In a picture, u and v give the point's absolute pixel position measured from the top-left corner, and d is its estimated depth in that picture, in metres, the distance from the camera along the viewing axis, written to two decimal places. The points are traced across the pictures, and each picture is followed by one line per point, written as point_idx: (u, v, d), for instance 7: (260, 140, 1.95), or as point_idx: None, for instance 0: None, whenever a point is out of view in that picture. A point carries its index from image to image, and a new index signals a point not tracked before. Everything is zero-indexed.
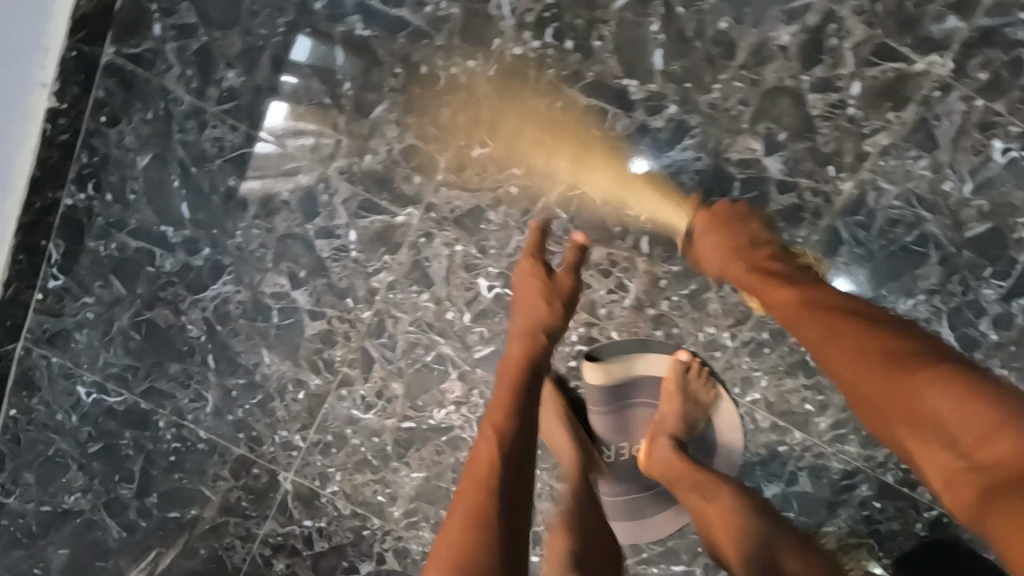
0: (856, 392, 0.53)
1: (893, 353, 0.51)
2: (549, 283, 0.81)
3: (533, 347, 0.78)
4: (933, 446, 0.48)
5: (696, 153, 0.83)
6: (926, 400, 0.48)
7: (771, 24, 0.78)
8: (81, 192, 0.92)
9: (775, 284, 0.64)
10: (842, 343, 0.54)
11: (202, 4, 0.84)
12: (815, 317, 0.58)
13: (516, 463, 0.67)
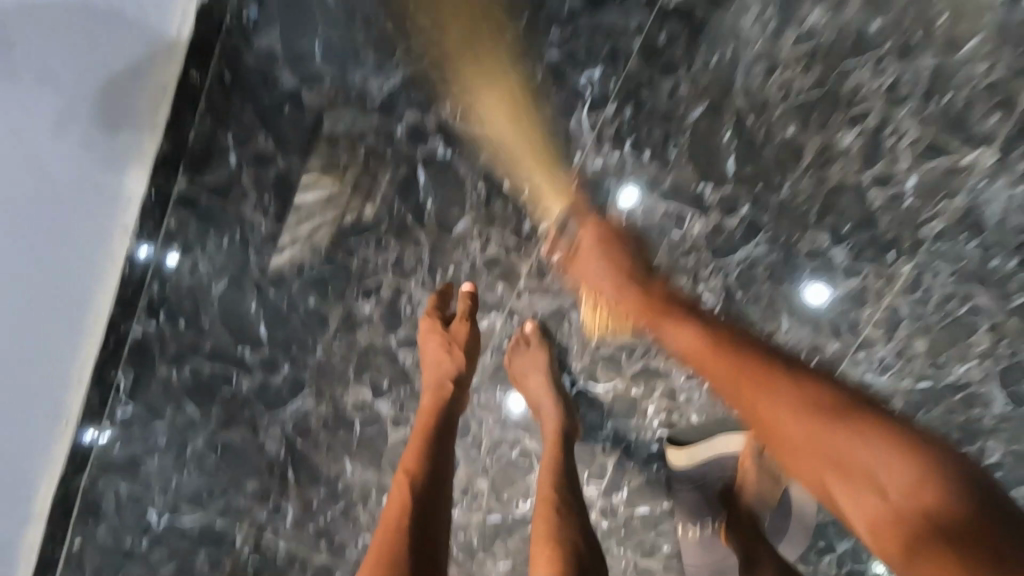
0: (836, 467, 0.54)
1: (885, 446, 0.52)
2: (448, 335, 0.85)
3: (439, 394, 0.85)
4: (931, 528, 0.48)
5: (767, 248, 0.88)
6: (899, 471, 0.51)
7: (834, 128, 0.83)
8: (152, 321, 0.89)
9: (740, 357, 0.62)
10: (838, 437, 0.54)
11: (278, 131, 0.83)
12: (806, 409, 0.56)
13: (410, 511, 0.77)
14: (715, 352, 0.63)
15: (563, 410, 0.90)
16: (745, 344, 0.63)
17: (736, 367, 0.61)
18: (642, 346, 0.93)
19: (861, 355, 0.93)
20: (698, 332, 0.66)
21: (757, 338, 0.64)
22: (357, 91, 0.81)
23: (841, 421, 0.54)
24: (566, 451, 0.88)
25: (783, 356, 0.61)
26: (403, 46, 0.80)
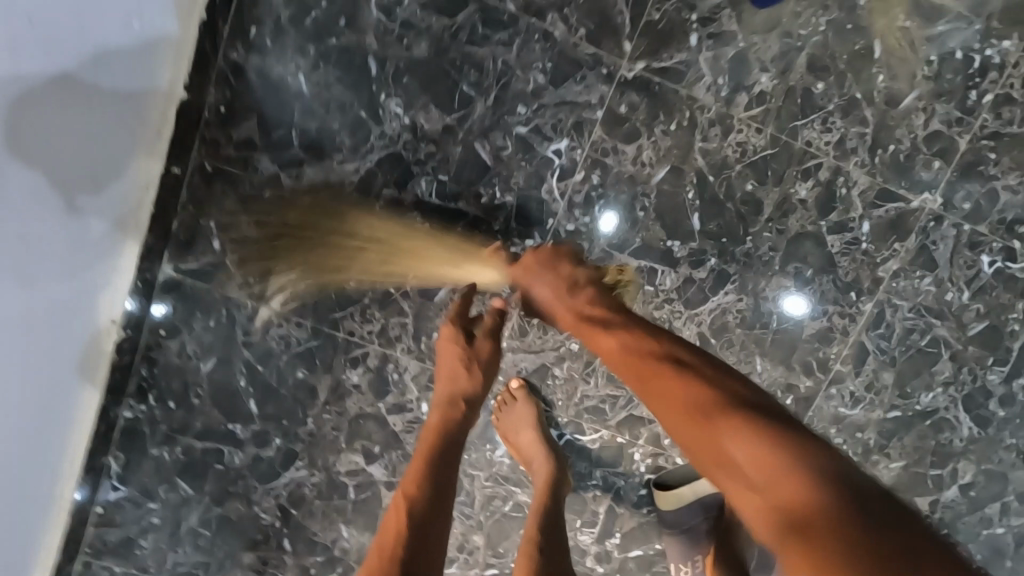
0: (716, 461, 0.56)
1: (763, 445, 0.54)
2: (469, 350, 0.83)
3: (452, 417, 0.83)
4: (749, 488, 0.54)
5: (737, 295, 0.92)
6: (752, 449, 0.54)
7: (790, 182, 0.88)
8: (142, 404, 0.90)
9: (638, 357, 0.66)
10: (718, 437, 0.56)
11: (257, 214, 0.85)
12: (678, 408, 0.60)
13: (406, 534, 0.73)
14: (626, 359, 0.67)
15: (555, 464, 0.91)
16: (651, 348, 0.66)
17: (639, 370, 0.65)
18: (624, 396, 0.96)
19: (833, 390, 0.98)
20: (608, 339, 0.69)
21: (667, 342, 0.67)
22: (335, 172, 0.85)
23: (716, 427, 0.57)
24: (556, 504, 0.89)
25: (682, 354, 0.65)
26: (376, 129, 0.84)
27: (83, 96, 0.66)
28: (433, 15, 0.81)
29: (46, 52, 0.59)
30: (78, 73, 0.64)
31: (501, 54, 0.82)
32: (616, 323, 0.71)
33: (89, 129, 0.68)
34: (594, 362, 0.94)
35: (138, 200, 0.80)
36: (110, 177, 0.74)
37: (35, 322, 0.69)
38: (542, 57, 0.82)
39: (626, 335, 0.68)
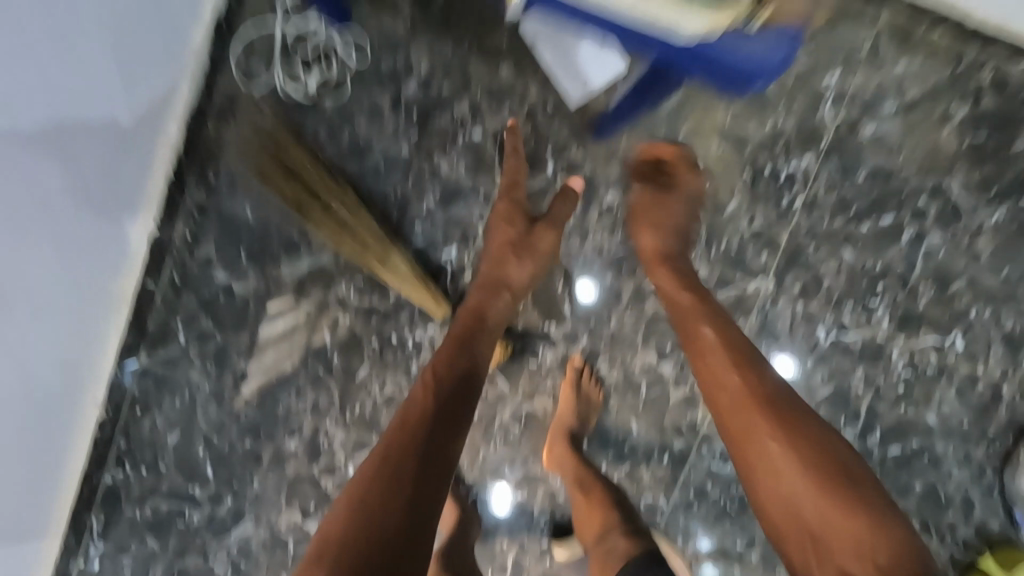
0: (799, 517, 0.73)
1: (887, 533, 0.69)
2: (523, 234, 0.97)
3: (493, 307, 0.92)
4: (845, 549, 0.69)
5: (609, 369, 1.10)
6: (860, 529, 0.69)
7: (642, 273, 1.08)
8: (119, 470, 1.10)
9: (774, 407, 0.80)
10: (832, 499, 0.71)
11: (215, 314, 1.08)
12: (810, 467, 0.74)
13: (387, 486, 0.69)
14: (739, 398, 0.81)
15: (457, 508, 1.08)
16: (780, 411, 0.79)
17: (763, 423, 0.79)
18: (520, 457, 1.12)
19: (704, 448, 1.12)
20: (731, 372, 0.83)
21: (785, 389, 0.83)
22: (275, 278, 1.08)
23: (832, 491, 0.72)
24: (458, 535, 1.07)
25: (804, 417, 0.79)
26: (306, 246, 1.07)
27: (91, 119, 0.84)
28: (346, 160, 1.05)
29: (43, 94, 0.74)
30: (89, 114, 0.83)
31: (400, 186, 1.06)
32: (745, 351, 0.85)
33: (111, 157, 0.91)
34: (492, 427, 1.12)
35: (119, 303, 1.03)
36: (129, 196, 0.98)
37: (63, 316, 0.90)
38: (431, 187, 1.06)
39: (753, 387, 0.81)
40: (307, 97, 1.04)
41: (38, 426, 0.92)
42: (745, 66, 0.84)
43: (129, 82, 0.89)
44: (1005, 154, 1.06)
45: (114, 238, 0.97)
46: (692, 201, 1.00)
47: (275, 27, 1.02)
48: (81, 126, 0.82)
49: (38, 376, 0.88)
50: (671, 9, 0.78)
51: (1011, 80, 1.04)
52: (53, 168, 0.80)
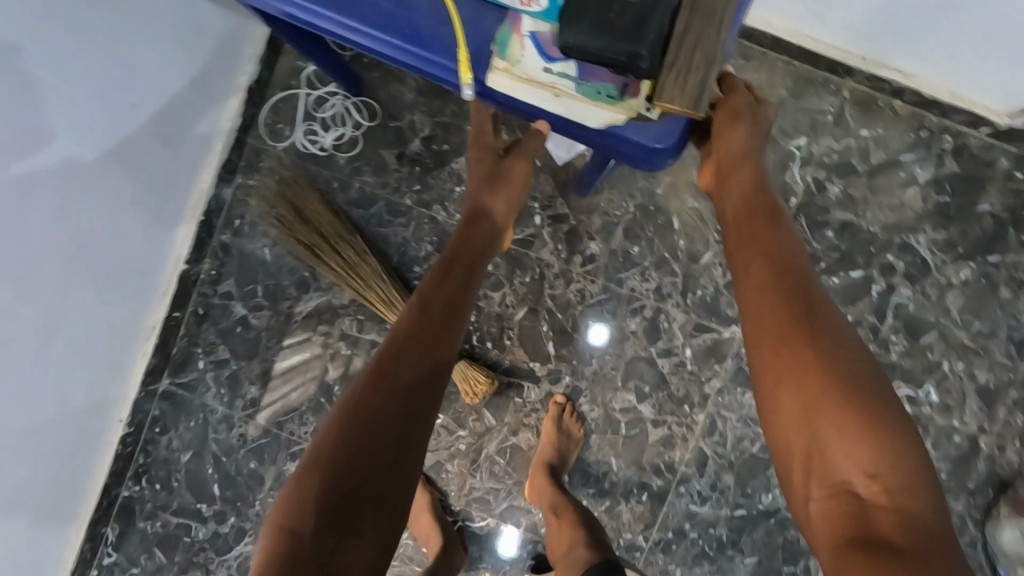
0: (805, 426, 0.60)
1: (904, 460, 0.56)
2: (498, 165, 0.96)
3: (474, 238, 0.92)
4: (843, 462, 0.57)
5: (590, 406, 1.17)
6: (876, 450, 0.56)
7: (621, 317, 1.16)
8: (136, 485, 1.20)
9: (797, 310, 0.66)
10: (849, 408, 0.58)
11: (232, 343, 1.19)
12: (825, 375, 0.61)
13: (375, 396, 0.73)
14: (766, 295, 0.68)
15: (444, 531, 1.13)
16: (807, 315, 0.65)
17: (784, 327, 0.65)
18: (504, 489, 1.18)
19: (681, 488, 1.16)
20: (758, 264, 0.71)
21: (819, 290, 0.69)
22: (286, 313, 1.19)
23: (851, 401, 0.59)
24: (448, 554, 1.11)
25: (834, 327, 0.65)
26: (315, 284, 1.18)
27: (150, 144, 1.01)
28: (354, 208, 1.17)
29: (109, 122, 0.92)
30: (148, 140, 1.00)
31: (401, 233, 1.17)
32: (778, 244, 0.72)
33: (167, 177, 1.07)
34: (478, 458, 1.18)
35: (146, 330, 1.15)
36: (178, 213, 1.13)
37: (112, 318, 1.05)
38: (429, 234, 1.17)
39: (781, 294, 0.67)
40: (322, 149, 1.17)
41: (65, 434, 1.03)
42: (640, 157, 0.73)
43: (184, 118, 1.06)
44: (968, 214, 1.12)
45: (163, 250, 1.12)
46: (759, 128, 0.82)
47: (300, 89, 1.17)
48: (140, 150, 0.99)
49: (83, 372, 1.02)
50: (577, 105, 0.70)
51: (971, 146, 1.11)
52: (117, 184, 0.97)
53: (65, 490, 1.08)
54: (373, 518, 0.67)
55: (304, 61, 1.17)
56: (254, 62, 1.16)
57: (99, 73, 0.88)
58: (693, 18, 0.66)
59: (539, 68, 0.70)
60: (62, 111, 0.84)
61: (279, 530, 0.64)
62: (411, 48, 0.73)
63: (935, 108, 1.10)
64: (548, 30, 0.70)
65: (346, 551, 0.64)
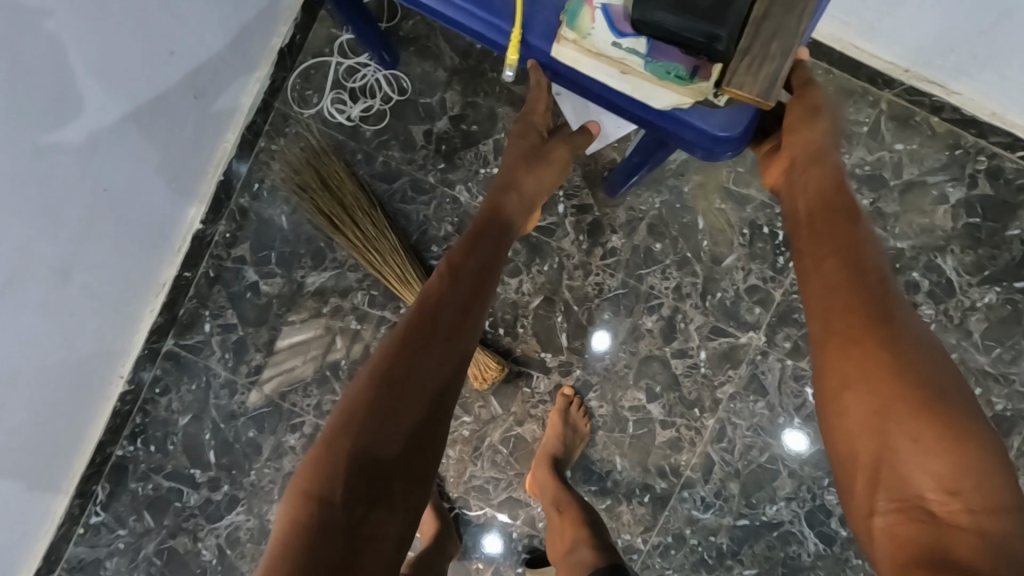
0: (872, 433, 0.58)
1: (986, 474, 0.53)
2: (539, 148, 0.93)
3: (506, 211, 0.89)
4: (916, 476, 0.55)
5: (599, 403, 1.15)
6: (954, 463, 0.53)
7: (638, 314, 1.14)
8: (131, 445, 1.18)
9: (869, 312, 0.62)
10: (926, 421, 0.55)
11: (241, 309, 1.17)
12: (900, 384, 0.58)
13: (404, 362, 0.72)
14: (838, 294, 0.64)
15: (439, 518, 1.11)
16: (881, 318, 0.62)
17: (853, 329, 0.62)
18: (505, 479, 1.16)
19: (685, 493, 1.14)
20: (832, 260, 0.67)
21: (897, 293, 0.65)
22: (298, 282, 1.17)
23: (929, 412, 0.56)
24: (438, 540, 1.08)
25: (909, 331, 0.62)
26: (331, 255, 1.17)
27: (183, 96, 0.98)
28: (376, 181, 1.16)
29: (143, 72, 0.89)
30: (181, 91, 0.97)
31: (422, 210, 1.15)
32: (853, 241, 0.68)
33: (195, 131, 1.05)
34: (481, 446, 1.16)
35: (156, 286, 1.12)
36: (201, 170, 1.10)
37: (123, 269, 1.03)
38: (450, 214, 1.15)
39: (852, 293, 0.64)
40: (349, 120, 1.16)
41: (65, 383, 1.00)
42: (700, 144, 0.73)
43: (217, 72, 1.03)
44: (998, 238, 1.10)
45: (182, 206, 1.10)
46: (836, 132, 0.79)
47: (332, 57, 1.16)
48: (173, 102, 0.97)
49: (89, 321, 0.99)
50: (643, 84, 0.70)
51: (1006, 169, 1.10)
52: (146, 135, 0.95)
53: (58, 444, 1.06)
54: (401, 490, 0.68)
55: (339, 29, 1.16)
56: (290, 24, 1.14)
57: (136, 15, 0.85)
58: (776, 6, 0.65)
59: (608, 42, 0.69)
60: (94, 56, 0.82)
61: (305, 498, 0.64)
62: (480, 14, 0.74)
63: (973, 128, 1.09)
64: (621, 5, 0.68)
65: (373, 523, 0.65)
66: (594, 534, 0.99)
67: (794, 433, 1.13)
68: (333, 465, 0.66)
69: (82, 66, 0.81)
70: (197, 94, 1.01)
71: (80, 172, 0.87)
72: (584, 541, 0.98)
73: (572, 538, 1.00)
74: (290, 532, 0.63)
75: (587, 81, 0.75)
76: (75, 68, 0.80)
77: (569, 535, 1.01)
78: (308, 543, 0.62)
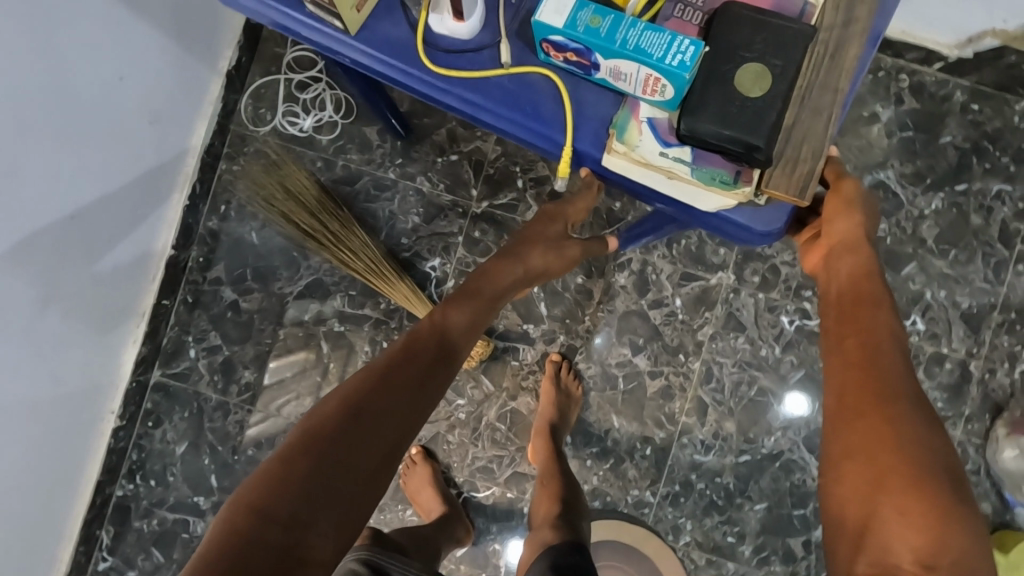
0: (867, 499, 0.56)
1: (969, 559, 0.50)
2: (556, 234, 0.96)
3: (502, 275, 0.90)
4: (903, 547, 0.52)
5: (587, 364, 1.17)
6: (940, 540, 0.51)
7: (611, 273, 1.17)
8: (130, 483, 1.17)
9: (882, 385, 0.61)
10: (918, 495, 0.53)
11: (224, 330, 1.19)
12: (899, 454, 0.56)
13: (370, 405, 0.69)
14: (854, 365, 0.63)
15: (441, 500, 1.11)
16: (896, 392, 0.60)
17: (862, 396, 0.60)
18: (508, 455, 1.17)
19: (684, 439, 1.16)
20: (854, 341, 0.66)
21: (914, 375, 0.62)
22: (277, 295, 1.19)
23: (922, 488, 0.53)
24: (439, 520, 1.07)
25: (922, 410, 0.59)
26: (305, 264, 1.19)
27: (137, 121, 1.01)
28: (340, 185, 1.19)
29: (96, 101, 0.93)
30: (134, 116, 1.00)
31: (387, 206, 1.19)
32: (874, 323, 0.66)
33: (156, 155, 1.07)
34: (479, 427, 1.17)
35: (136, 315, 1.13)
36: (168, 195, 1.13)
37: (102, 294, 1.04)
38: (415, 205, 1.19)
39: (869, 367, 0.62)
40: (302, 131, 1.20)
41: (49, 422, 0.99)
42: (743, 237, 0.71)
43: (169, 97, 1.06)
44: (933, 147, 1.16)
45: (153, 233, 1.12)
46: (871, 220, 0.76)
47: (281, 74, 1.20)
48: (129, 127, 1.00)
49: (71, 347, 1.00)
50: (689, 189, 0.68)
51: (927, 83, 1.17)
52: (108, 161, 0.98)
53: (54, 489, 1.05)
54: (335, 522, 0.62)
55: (283, 48, 1.21)
56: (235, 47, 1.17)
57: (71, 60, 0.87)
58: (803, 111, 0.66)
59: (655, 152, 0.67)
60: (41, 105, 0.84)
61: (251, 508, 0.59)
62: (531, 125, 0.71)
63: (889, 49, 1.16)
64: (666, 117, 0.67)
65: (309, 543, 0.59)
66: (559, 510, 0.99)
67: (795, 395, 1.16)
68: (284, 482, 0.61)
69: (32, 113, 0.83)
70: (152, 118, 1.04)
71: (44, 224, 0.89)
72: (549, 517, 0.98)
73: (541, 516, 1.00)
74: (227, 533, 0.57)
75: (635, 184, 0.72)
76: (29, 110, 0.83)
77: (541, 509, 1.01)
78: (239, 562, 0.55)
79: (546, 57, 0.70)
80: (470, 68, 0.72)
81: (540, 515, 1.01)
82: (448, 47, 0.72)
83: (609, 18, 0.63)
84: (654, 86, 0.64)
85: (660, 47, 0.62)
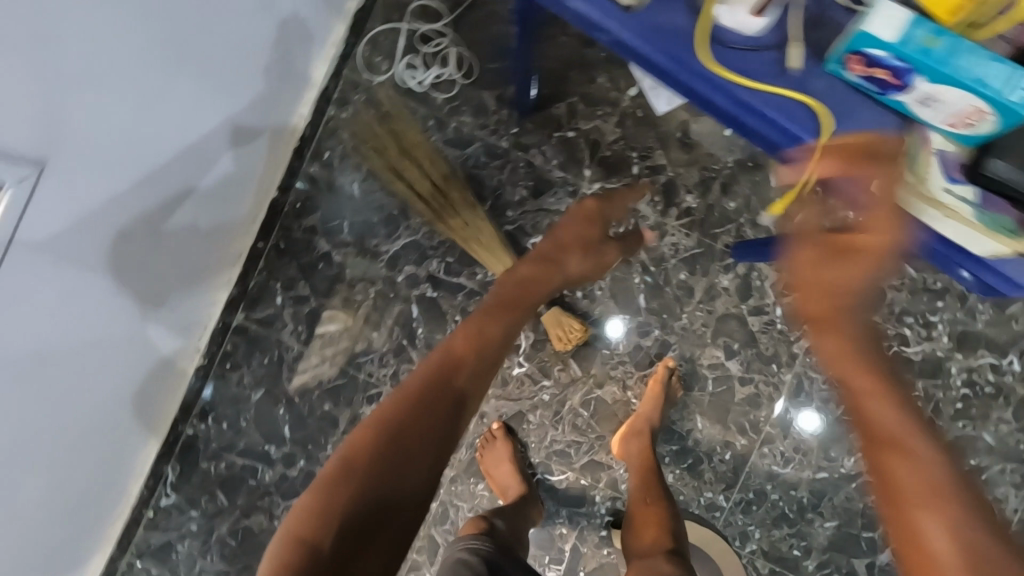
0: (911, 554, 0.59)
1: None
2: (592, 236, 0.99)
3: (540, 285, 0.96)
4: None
5: (678, 361, 1.15)
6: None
7: (715, 274, 1.15)
8: (201, 423, 1.15)
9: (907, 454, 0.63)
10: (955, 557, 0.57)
11: (313, 280, 1.16)
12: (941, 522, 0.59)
13: (404, 432, 0.79)
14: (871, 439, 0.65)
15: (522, 480, 1.10)
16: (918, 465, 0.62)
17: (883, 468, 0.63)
18: (586, 443, 1.15)
19: (765, 449, 1.15)
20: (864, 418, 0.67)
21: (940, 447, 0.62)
22: (372, 251, 1.15)
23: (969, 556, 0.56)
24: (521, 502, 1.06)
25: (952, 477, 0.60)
26: (404, 223, 1.15)
27: (268, 60, 1.00)
28: (449, 147, 1.15)
29: (240, 36, 0.92)
30: (267, 55, 0.99)
31: (496, 175, 1.15)
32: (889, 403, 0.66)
33: (278, 96, 1.06)
34: (561, 410, 1.16)
35: (233, 256, 1.12)
36: (280, 139, 1.12)
37: (210, 234, 1.03)
38: (524, 178, 1.15)
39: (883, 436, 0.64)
40: (420, 85, 1.15)
41: (148, 352, 1.00)
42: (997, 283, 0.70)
43: (297, 38, 1.05)
44: None
45: (262, 176, 1.11)
46: None
47: (403, 23, 1.15)
48: (261, 66, 0.99)
49: (178, 284, 1.00)
50: (967, 230, 0.67)
51: None
52: (239, 100, 0.97)
53: (138, 422, 1.05)
54: (387, 537, 0.75)
55: None
56: None
57: (209, 25, 0.85)
58: None
59: (942, 189, 0.67)
60: (194, 36, 0.83)
61: (298, 540, 0.72)
62: (791, 128, 0.70)
63: None
64: (955, 151, 0.67)
65: (360, 561, 0.72)
66: (670, 541, 0.93)
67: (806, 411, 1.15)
68: (328, 514, 0.73)
69: (186, 41, 0.82)
70: (280, 58, 1.03)
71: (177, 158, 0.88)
72: (661, 545, 0.92)
73: (647, 545, 0.93)
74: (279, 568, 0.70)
75: None
76: (185, 38, 0.82)
77: (647, 535, 0.95)
78: None
79: (835, 69, 0.69)
80: (744, 66, 0.71)
81: (646, 544, 0.94)
82: (729, 42, 0.72)
83: (946, 41, 0.61)
84: (970, 120, 0.63)
85: (999, 78, 0.60)
